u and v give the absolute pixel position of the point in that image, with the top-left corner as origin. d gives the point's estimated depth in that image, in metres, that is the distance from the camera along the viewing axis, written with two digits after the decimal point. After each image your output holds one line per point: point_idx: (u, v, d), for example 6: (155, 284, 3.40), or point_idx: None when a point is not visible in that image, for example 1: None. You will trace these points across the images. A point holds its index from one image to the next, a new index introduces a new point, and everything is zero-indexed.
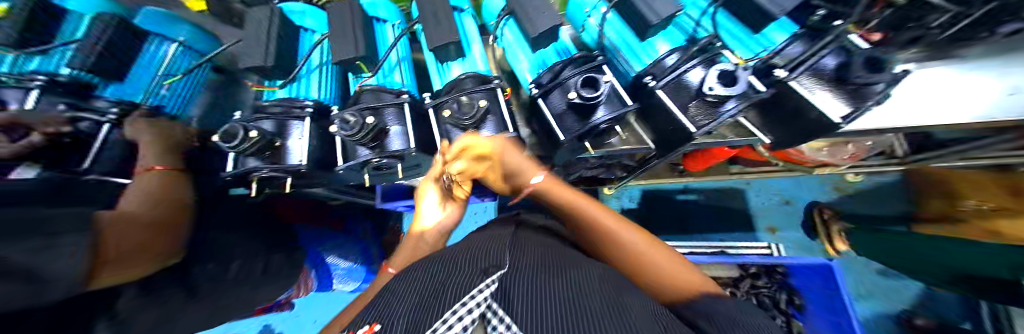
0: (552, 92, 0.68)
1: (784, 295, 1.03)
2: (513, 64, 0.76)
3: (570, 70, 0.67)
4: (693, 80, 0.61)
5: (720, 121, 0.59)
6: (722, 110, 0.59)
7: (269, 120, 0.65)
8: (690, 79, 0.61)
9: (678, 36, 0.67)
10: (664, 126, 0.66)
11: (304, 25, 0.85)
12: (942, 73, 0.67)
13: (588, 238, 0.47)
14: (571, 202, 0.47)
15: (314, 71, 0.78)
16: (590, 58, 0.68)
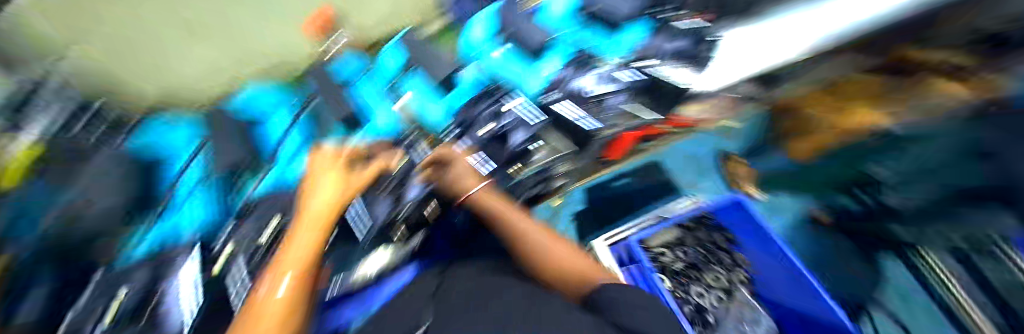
0: (472, 127, 0.78)
1: (719, 234, 1.31)
2: (420, 111, 0.80)
3: (483, 106, 0.79)
4: (580, 86, 0.78)
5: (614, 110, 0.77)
6: (612, 101, 0.77)
7: (142, 271, 0.59)
8: (579, 86, 0.78)
9: (557, 54, 0.83)
10: (573, 129, 0.80)
11: (162, 154, 0.73)
12: (759, 28, 0.81)
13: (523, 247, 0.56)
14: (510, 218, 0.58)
15: (190, 193, 0.70)
16: (492, 92, 0.80)
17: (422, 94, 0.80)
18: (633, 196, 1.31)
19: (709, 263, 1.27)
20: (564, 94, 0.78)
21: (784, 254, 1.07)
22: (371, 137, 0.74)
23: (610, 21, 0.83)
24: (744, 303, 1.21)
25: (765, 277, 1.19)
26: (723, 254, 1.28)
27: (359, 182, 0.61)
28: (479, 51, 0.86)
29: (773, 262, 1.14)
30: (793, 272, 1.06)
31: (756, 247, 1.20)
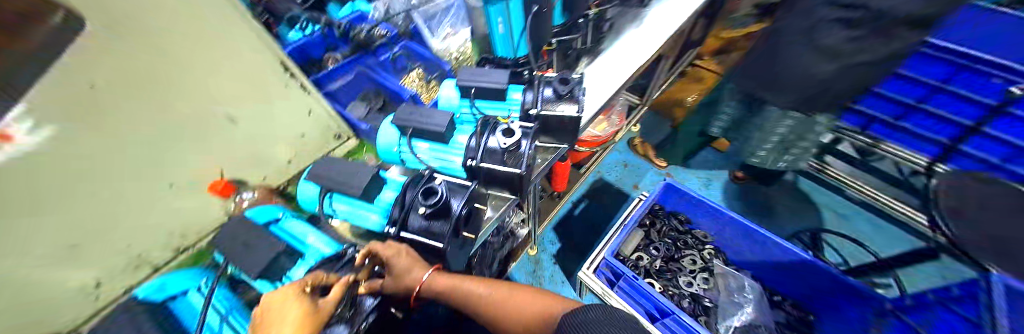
0: (409, 217, 0.66)
1: (675, 219, 1.43)
2: (358, 221, 0.72)
3: (412, 191, 0.68)
4: (495, 145, 0.77)
5: (528, 156, 0.76)
6: (523, 149, 0.77)
7: None
8: (493, 145, 0.77)
9: (466, 128, 0.87)
10: (503, 181, 0.78)
11: None
12: (598, 69, 1.14)
13: (486, 315, 0.60)
14: (463, 289, 0.61)
15: None
16: (419, 175, 0.73)
17: (352, 207, 0.72)
18: (586, 218, 1.71)
19: (682, 250, 1.36)
20: (481, 160, 0.77)
21: (728, 216, 1.23)
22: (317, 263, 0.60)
23: (494, 93, 0.90)
24: (725, 275, 1.28)
25: (726, 242, 1.34)
26: (687, 237, 1.39)
27: (324, 318, 0.45)
28: (397, 151, 0.87)
29: (724, 226, 1.29)
30: (745, 228, 1.21)
31: (706, 219, 1.34)
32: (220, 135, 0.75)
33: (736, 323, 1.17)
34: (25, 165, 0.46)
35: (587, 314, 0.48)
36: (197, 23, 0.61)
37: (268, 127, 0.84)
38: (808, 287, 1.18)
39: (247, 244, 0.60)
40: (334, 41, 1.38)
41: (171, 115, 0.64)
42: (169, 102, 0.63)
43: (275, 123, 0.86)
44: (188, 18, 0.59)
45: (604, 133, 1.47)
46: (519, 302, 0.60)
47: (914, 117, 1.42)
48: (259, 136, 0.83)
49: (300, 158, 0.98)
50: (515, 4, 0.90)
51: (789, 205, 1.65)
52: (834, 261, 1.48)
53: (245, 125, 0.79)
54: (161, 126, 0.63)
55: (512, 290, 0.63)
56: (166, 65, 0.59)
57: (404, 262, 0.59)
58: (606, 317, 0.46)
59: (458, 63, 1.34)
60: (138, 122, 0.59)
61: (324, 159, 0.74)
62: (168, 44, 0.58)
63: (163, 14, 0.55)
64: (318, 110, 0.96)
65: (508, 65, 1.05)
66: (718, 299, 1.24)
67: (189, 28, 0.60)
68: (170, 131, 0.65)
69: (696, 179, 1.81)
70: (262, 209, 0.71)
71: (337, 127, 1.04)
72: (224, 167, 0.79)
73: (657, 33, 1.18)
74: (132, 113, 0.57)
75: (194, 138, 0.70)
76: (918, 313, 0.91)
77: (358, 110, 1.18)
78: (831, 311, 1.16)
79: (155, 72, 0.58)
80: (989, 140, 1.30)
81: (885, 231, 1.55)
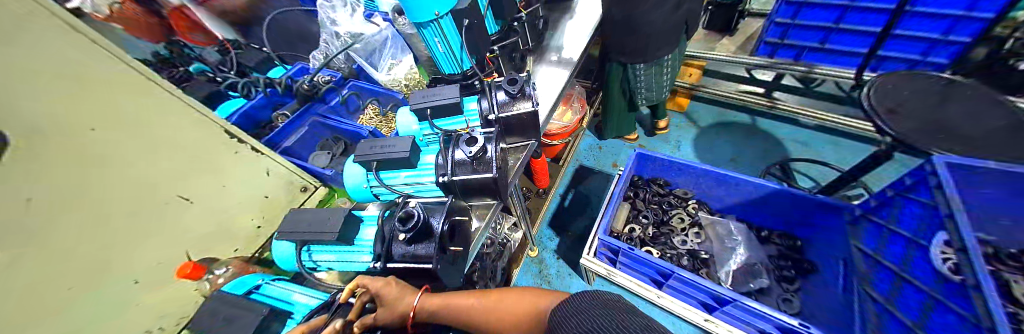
0: (392, 247, 0.66)
1: (654, 185, 1.48)
2: (344, 266, 0.71)
3: (390, 221, 0.68)
4: (461, 156, 0.78)
5: (495, 158, 0.77)
6: (489, 154, 0.78)
7: None
8: (460, 157, 0.78)
9: (431, 148, 0.87)
10: (480, 188, 0.79)
11: None
12: (546, 67, 1.23)
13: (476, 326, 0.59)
14: (452, 305, 0.60)
15: None
16: (394, 204, 0.73)
17: (333, 253, 0.71)
18: (575, 206, 1.74)
19: (669, 212, 1.41)
20: (452, 174, 0.78)
21: (699, 168, 1.30)
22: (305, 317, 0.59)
23: (450, 109, 0.92)
24: (713, 224, 1.35)
25: (706, 193, 1.40)
26: (670, 198, 1.44)
27: None
28: (367, 188, 0.86)
29: (699, 178, 1.35)
30: (717, 175, 1.28)
31: (681, 176, 1.40)
32: (176, 218, 0.72)
33: (733, 266, 1.23)
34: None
35: (581, 301, 0.49)
36: (102, 92, 0.59)
37: (226, 198, 0.82)
38: (786, 214, 1.26)
39: (231, 318, 0.57)
40: (282, 100, 1.38)
41: (123, 207, 0.62)
42: (111, 197, 0.60)
43: (236, 192, 0.84)
44: (92, 88, 0.57)
45: (570, 122, 1.50)
46: (508, 305, 0.60)
47: (837, 37, 1.54)
48: (222, 209, 0.81)
49: (270, 222, 0.95)
50: (446, 22, 0.91)
51: (755, 145, 1.76)
52: (806, 185, 1.58)
53: (207, 202, 0.78)
54: (116, 221, 0.61)
55: (499, 295, 0.62)
56: (102, 166, 0.59)
57: (389, 292, 0.58)
58: (599, 302, 0.47)
59: (408, 89, 1.32)
60: (82, 229, 0.56)
61: (293, 213, 0.72)
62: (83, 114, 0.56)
63: (53, 74, 0.52)
64: (275, 169, 0.94)
65: (457, 80, 1.08)
66: (712, 249, 1.30)
67: (98, 98, 0.58)
68: (128, 226, 0.63)
69: (667, 144, 1.89)
70: (240, 280, 0.68)
71: (300, 179, 1.02)
72: (193, 247, 0.75)
73: (582, 29, 1.36)
74: (76, 218, 0.55)
75: (154, 228, 0.68)
76: (883, 211, 0.94)
77: (320, 159, 1.17)
78: (815, 231, 1.23)
79: (87, 158, 0.56)
80: (901, 40, 1.42)
81: (843, 147, 1.67)
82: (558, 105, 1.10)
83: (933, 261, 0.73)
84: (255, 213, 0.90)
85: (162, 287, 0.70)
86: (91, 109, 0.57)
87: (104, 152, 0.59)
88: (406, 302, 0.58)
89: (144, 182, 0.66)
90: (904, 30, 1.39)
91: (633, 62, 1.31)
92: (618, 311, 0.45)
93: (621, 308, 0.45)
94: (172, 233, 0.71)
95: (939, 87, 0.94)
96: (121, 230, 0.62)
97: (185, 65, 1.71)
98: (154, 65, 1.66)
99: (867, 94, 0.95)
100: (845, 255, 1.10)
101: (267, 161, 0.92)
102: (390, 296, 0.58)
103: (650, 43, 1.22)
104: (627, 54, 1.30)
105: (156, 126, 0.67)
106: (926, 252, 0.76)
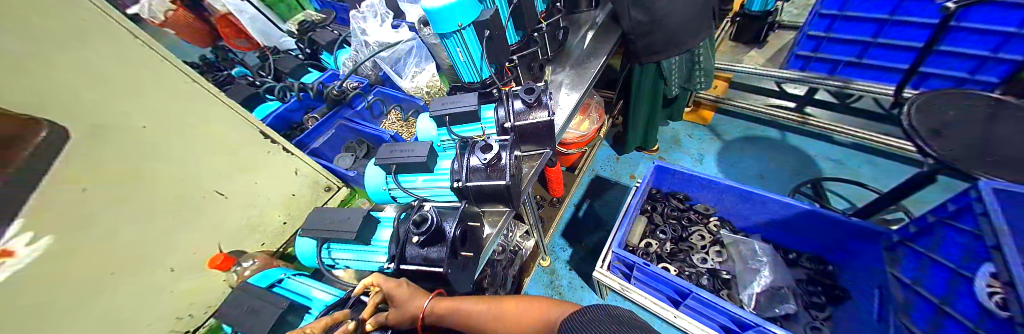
0: (406, 250, 0.68)
1: (674, 199, 1.44)
2: (360, 265, 0.74)
3: (405, 224, 0.70)
4: (477, 163, 0.80)
5: (510, 166, 0.78)
6: (504, 161, 0.79)
7: None
8: (475, 164, 0.80)
9: (448, 154, 0.90)
10: (493, 195, 0.80)
11: None
12: (567, 75, 1.25)
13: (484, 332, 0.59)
14: (461, 307, 0.61)
15: None
16: (410, 207, 0.76)
17: (351, 252, 0.74)
18: (591, 216, 1.72)
19: (688, 228, 1.36)
20: (467, 179, 0.79)
21: (722, 184, 1.25)
22: (322, 313, 0.62)
23: (468, 116, 0.94)
24: (737, 243, 1.29)
25: (729, 210, 1.34)
26: (690, 213, 1.39)
27: None
28: (386, 190, 0.90)
29: (722, 194, 1.30)
30: (741, 192, 1.22)
31: (702, 191, 1.35)
32: (213, 210, 0.78)
33: (757, 289, 1.16)
34: (35, 280, 0.49)
35: (590, 313, 0.49)
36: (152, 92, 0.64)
37: (257, 194, 0.87)
38: (818, 237, 1.18)
39: (255, 308, 0.61)
40: (312, 104, 1.47)
41: (167, 201, 0.68)
42: (156, 191, 0.66)
43: (266, 190, 0.90)
44: (141, 89, 0.63)
45: (586, 132, 1.49)
46: (516, 312, 0.61)
47: (874, 52, 1.46)
48: (253, 204, 0.87)
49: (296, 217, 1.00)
50: (468, 33, 0.95)
51: (783, 162, 1.68)
52: (841, 206, 1.48)
53: (239, 197, 0.83)
54: (158, 214, 0.67)
55: (506, 302, 0.63)
56: (156, 160, 0.66)
57: (398, 295, 0.59)
58: (609, 317, 0.47)
59: (431, 96, 1.36)
60: (129, 220, 0.61)
61: (315, 211, 0.76)
62: (138, 112, 0.62)
63: (114, 75, 0.58)
64: (302, 169, 0.99)
65: (477, 88, 1.11)
66: (735, 269, 1.24)
67: (149, 96, 0.64)
68: (168, 218, 0.68)
69: (688, 157, 1.84)
70: (265, 274, 0.73)
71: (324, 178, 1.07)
72: (224, 240, 0.81)
73: (599, 41, 1.36)
74: (128, 209, 0.61)
75: (191, 221, 0.73)
76: (926, 239, 0.87)
77: (344, 161, 1.22)
78: (849, 257, 1.15)
79: (139, 152, 0.62)
80: (947, 57, 1.33)
81: (883, 168, 1.56)
82: (574, 115, 1.10)
83: (978, 295, 0.66)
84: (282, 211, 0.95)
85: (195, 276, 0.75)
86: (144, 106, 0.63)
87: (155, 149, 0.65)
88: (415, 303, 0.59)
89: (188, 176, 0.72)
90: (951, 43, 1.30)
91: (670, 55, 1.27)
92: (629, 328, 0.43)
93: (632, 325, 0.44)
94: (208, 224, 0.77)
95: (989, 106, 0.87)
96: (163, 222, 0.68)
97: (229, 69, 1.85)
98: (201, 69, 1.81)
99: (908, 112, 0.89)
100: (882, 283, 1.01)
101: (296, 161, 0.97)
102: (400, 296, 0.59)
103: (676, 37, 1.21)
104: (657, 52, 1.26)
105: (198, 124, 0.74)
106: (971, 285, 0.70)
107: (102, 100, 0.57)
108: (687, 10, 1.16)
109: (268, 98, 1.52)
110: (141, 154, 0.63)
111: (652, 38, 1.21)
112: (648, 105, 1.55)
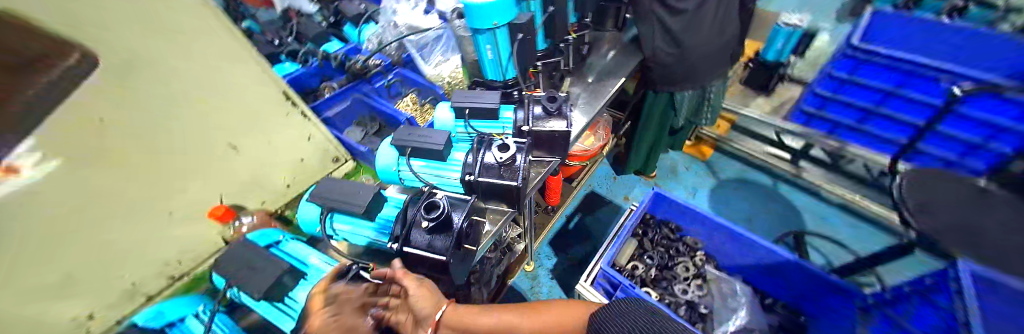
0: (411, 234, 0.68)
1: (665, 228, 1.47)
2: (361, 240, 0.74)
3: (413, 208, 0.71)
4: (491, 160, 0.81)
5: (523, 169, 0.79)
6: (518, 163, 0.80)
7: None
8: (489, 161, 0.81)
9: (462, 146, 0.91)
10: (500, 194, 0.81)
11: None
12: (584, 90, 1.27)
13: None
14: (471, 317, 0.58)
15: None
16: (420, 192, 0.76)
17: (353, 226, 0.74)
18: (581, 230, 1.74)
19: (675, 258, 1.39)
20: (478, 174, 0.80)
21: (714, 221, 1.28)
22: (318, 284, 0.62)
23: (487, 112, 0.95)
24: (719, 280, 1.33)
25: (716, 247, 1.38)
26: (679, 244, 1.42)
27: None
28: (395, 171, 0.90)
29: (712, 231, 1.34)
30: (731, 232, 1.26)
31: (694, 225, 1.39)
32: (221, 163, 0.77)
33: (730, 327, 1.20)
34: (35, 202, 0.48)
35: None
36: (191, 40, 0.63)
37: (267, 154, 0.87)
38: (796, 287, 1.22)
39: (252, 266, 0.61)
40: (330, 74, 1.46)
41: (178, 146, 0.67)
42: (169, 133, 0.65)
43: (276, 151, 0.89)
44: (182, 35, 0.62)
45: (592, 147, 1.52)
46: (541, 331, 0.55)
47: (876, 121, 1.53)
48: (261, 162, 0.86)
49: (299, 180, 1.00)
50: (502, 33, 0.96)
51: (771, 209, 1.74)
52: (818, 261, 1.54)
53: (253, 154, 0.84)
54: (167, 157, 0.66)
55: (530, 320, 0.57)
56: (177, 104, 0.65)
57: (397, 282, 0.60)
58: None
59: (450, 86, 1.37)
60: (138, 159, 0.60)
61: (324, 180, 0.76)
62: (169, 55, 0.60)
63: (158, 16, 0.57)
64: (316, 137, 0.99)
65: (498, 87, 1.13)
66: (713, 305, 1.27)
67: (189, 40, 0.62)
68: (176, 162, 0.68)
69: (683, 188, 1.89)
70: (262, 233, 0.73)
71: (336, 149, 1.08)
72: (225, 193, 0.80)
73: (620, 62, 1.38)
74: (139, 147, 0.60)
75: (198, 170, 0.72)
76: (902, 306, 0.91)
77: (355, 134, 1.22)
78: (822, 311, 1.20)
79: (165, 94, 0.62)
80: (941, 138, 1.41)
81: (863, 231, 1.63)
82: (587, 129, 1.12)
83: None
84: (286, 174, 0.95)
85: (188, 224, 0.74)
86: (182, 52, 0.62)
87: (180, 95, 0.64)
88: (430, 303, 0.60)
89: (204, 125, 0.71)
90: (947, 126, 1.37)
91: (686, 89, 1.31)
92: None
93: None
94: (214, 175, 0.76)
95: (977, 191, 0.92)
96: (170, 166, 0.67)
97: (243, 20, 1.83)
98: None
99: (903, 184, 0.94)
100: None
101: (311, 127, 0.96)
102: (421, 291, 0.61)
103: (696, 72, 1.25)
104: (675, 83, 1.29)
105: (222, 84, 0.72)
106: None
107: (142, 40, 0.55)
108: (711, 50, 1.20)
109: (284, 58, 1.51)
110: (164, 96, 0.62)
111: (671, 68, 1.24)
112: (655, 132, 1.58)
